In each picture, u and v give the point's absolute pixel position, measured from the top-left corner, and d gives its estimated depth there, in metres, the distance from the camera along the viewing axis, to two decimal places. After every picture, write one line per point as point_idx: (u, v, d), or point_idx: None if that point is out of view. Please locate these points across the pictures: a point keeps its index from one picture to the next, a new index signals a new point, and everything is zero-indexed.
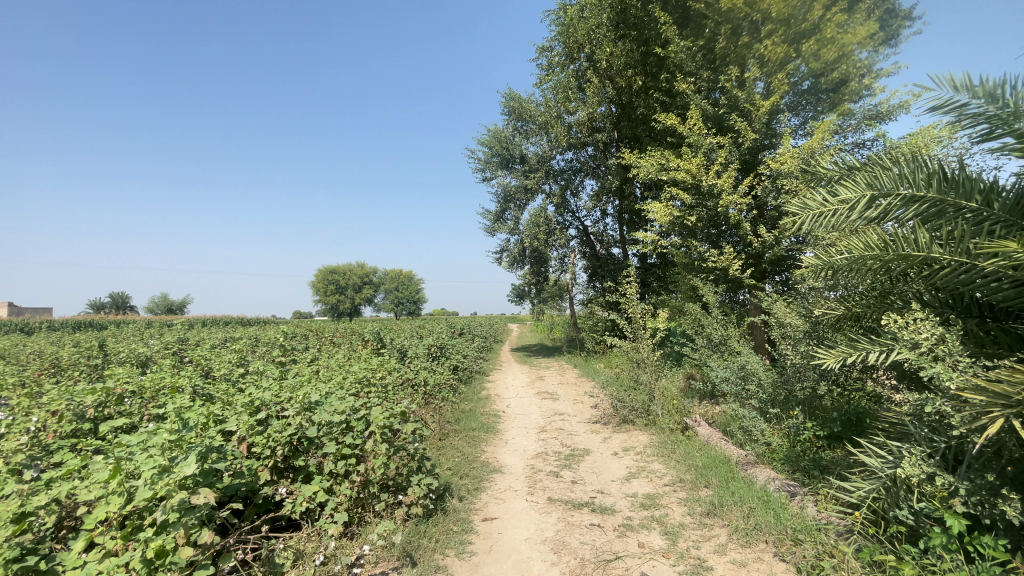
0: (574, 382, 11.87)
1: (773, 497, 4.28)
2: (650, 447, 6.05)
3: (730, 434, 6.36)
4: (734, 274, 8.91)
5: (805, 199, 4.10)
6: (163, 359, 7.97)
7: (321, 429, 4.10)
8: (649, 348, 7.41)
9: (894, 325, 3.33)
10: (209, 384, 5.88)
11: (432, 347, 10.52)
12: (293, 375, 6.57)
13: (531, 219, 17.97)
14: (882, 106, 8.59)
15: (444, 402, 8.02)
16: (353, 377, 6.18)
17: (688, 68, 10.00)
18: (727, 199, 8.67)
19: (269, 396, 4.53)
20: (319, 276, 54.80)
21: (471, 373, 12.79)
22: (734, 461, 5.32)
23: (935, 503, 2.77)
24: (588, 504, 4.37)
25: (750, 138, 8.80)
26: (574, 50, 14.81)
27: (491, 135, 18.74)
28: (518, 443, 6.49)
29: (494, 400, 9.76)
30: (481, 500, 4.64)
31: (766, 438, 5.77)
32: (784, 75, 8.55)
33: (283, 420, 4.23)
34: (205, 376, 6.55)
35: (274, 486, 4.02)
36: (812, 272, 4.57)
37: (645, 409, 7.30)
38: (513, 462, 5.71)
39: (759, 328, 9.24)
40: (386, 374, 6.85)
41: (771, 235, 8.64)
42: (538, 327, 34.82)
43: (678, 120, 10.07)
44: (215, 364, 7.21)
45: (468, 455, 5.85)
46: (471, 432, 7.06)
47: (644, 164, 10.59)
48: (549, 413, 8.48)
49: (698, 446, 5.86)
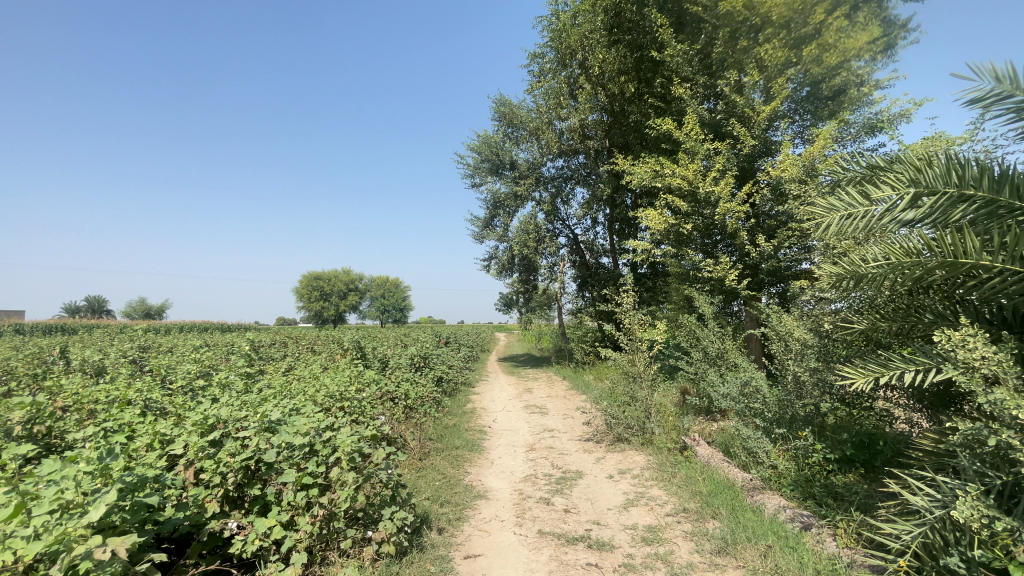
0: (564, 394, 11.39)
1: (787, 532, 3.86)
2: (647, 469, 5.61)
3: (732, 455, 5.95)
4: (732, 285, 8.57)
5: (828, 201, 3.72)
6: (122, 367, 7.35)
7: (281, 452, 3.60)
8: (645, 361, 7.00)
9: (941, 342, 2.95)
10: (165, 397, 5.32)
11: (416, 357, 10.00)
12: (260, 388, 6.03)
13: (521, 226, 17.59)
14: (882, 116, 8.48)
15: (426, 417, 7.50)
16: (325, 391, 5.65)
17: (684, 73, 9.73)
18: (725, 207, 8.35)
19: (225, 414, 4.01)
20: (303, 282, 53.73)
21: (456, 385, 12.24)
22: (739, 486, 4.91)
23: (996, 554, 2.37)
24: (583, 539, 3.90)
25: (749, 144, 8.50)
26: (566, 56, 14.55)
27: (481, 140, 18.38)
28: (505, 464, 6.01)
29: (479, 414, 9.26)
30: (463, 532, 4.15)
31: (772, 462, 5.36)
32: (783, 80, 8.30)
33: (237, 442, 3.72)
34: (163, 387, 5.97)
35: (224, 520, 3.49)
36: (830, 281, 4.21)
37: (640, 427, 6.87)
38: (498, 486, 5.21)
39: (755, 341, 8.95)
40: (363, 387, 6.33)
41: (769, 245, 8.33)
42: (526, 336, 34.38)
43: (674, 125, 9.78)
44: (176, 374, 6.63)
45: (449, 478, 5.34)
46: (454, 450, 6.55)
47: (638, 171, 10.27)
48: (538, 430, 8.01)
49: (699, 468, 5.44)
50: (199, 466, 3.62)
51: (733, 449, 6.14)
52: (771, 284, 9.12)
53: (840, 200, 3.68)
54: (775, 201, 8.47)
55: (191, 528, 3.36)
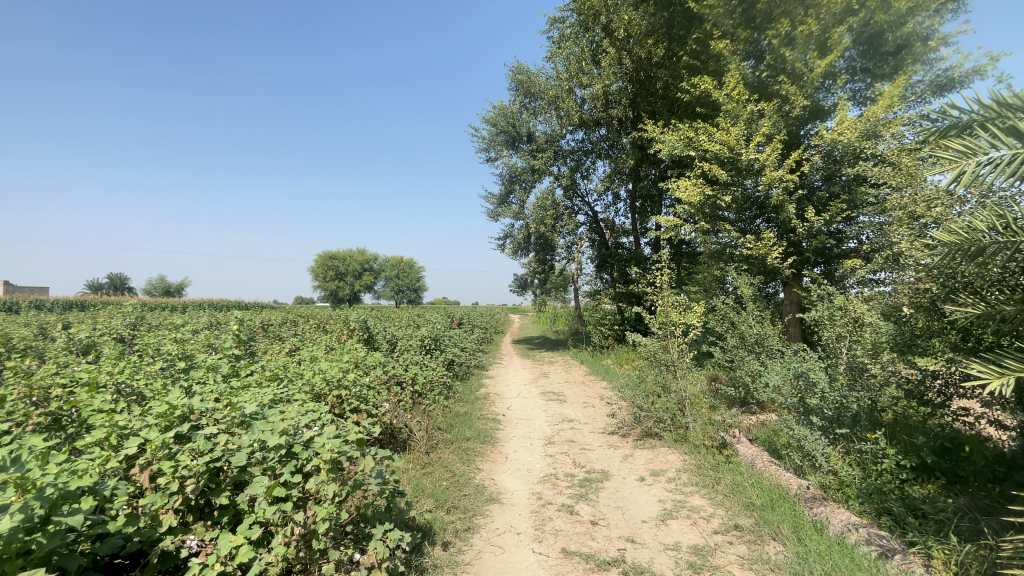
0: (582, 381, 10.66)
1: (866, 561, 3.15)
2: (684, 472, 4.90)
3: (780, 456, 5.22)
4: (774, 264, 7.70)
5: (960, 142, 2.95)
6: (110, 345, 6.86)
7: (254, 452, 2.99)
8: (678, 347, 6.26)
9: None
10: (141, 381, 4.75)
11: (425, 339, 9.38)
12: (251, 370, 5.46)
13: (538, 202, 16.72)
14: (953, 72, 7.57)
15: (435, 404, 6.89)
16: (321, 375, 5.02)
17: (723, 28, 8.69)
18: (770, 176, 7.45)
19: (194, 406, 3.43)
20: (317, 261, 53.61)
21: (468, 369, 11.64)
22: (794, 495, 4.20)
23: None
24: (617, 563, 3.23)
25: (800, 105, 7.51)
26: (589, 19, 13.45)
27: (497, 111, 17.40)
28: (521, 460, 5.37)
29: (492, 401, 8.63)
30: (472, 546, 3.51)
31: (833, 467, 4.58)
32: (843, 30, 7.28)
33: (201, 440, 3.11)
34: (143, 368, 5.40)
35: (184, 535, 2.91)
36: (949, 253, 3.44)
37: (672, 421, 6.16)
38: (514, 488, 4.56)
39: (795, 326, 8.14)
40: (364, 372, 5.71)
41: (819, 220, 7.45)
42: (541, 318, 33.71)
43: (712, 86, 8.80)
44: (162, 353, 6.07)
45: (457, 478, 4.71)
46: (465, 443, 5.92)
47: (669, 138, 9.35)
48: (556, 420, 7.34)
49: (745, 472, 4.73)
50: (157, 469, 3.05)
51: (781, 449, 5.40)
52: (815, 263, 8.24)
53: (975, 140, 2.93)
54: (825, 171, 7.62)
55: (141, 545, 2.80)
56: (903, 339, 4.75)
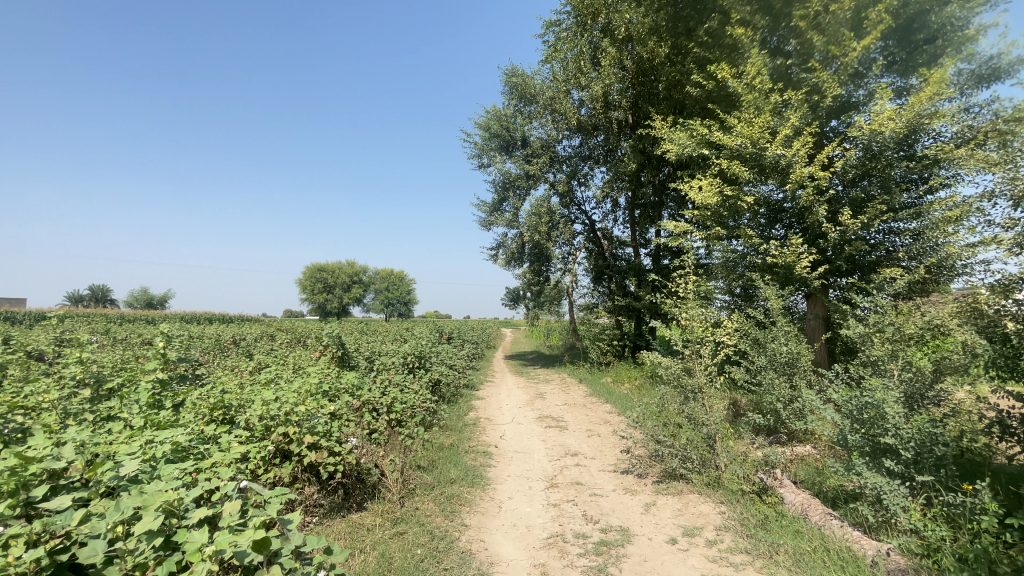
0: (583, 403, 9.63)
1: None
2: (725, 532, 3.88)
3: (838, 508, 4.23)
4: (803, 274, 6.80)
5: None
6: (28, 364, 5.71)
7: (117, 541, 1.95)
8: (705, 369, 5.30)
9: None
10: (29, 417, 3.65)
11: (408, 357, 8.33)
12: (186, 399, 4.39)
13: (532, 210, 15.81)
14: (998, 61, 6.87)
15: (414, 436, 5.82)
16: (269, 408, 3.97)
17: (740, 15, 7.92)
18: (798, 173, 6.60)
19: (58, 462, 2.37)
20: (305, 274, 52.47)
21: (456, 389, 10.56)
22: (877, 567, 3.19)
23: None
24: None
25: (832, 94, 6.73)
26: (588, 19, 12.66)
27: (490, 114, 16.57)
28: (519, 512, 4.33)
29: (483, 428, 7.58)
30: None
31: (915, 528, 3.59)
32: (880, 11, 6.53)
33: (38, 524, 2.00)
34: (44, 395, 4.27)
35: None
36: None
37: (699, 459, 5.16)
38: (511, 557, 3.52)
39: (823, 344, 7.25)
40: (328, 401, 4.67)
41: (856, 223, 6.59)
42: (534, 333, 32.79)
43: (729, 76, 8.01)
44: (80, 374, 4.93)
45: (436, 541, 3.66)
46: (449, 488, 4.87)
47: (679, 135, 8.52)
48: (558, 453, 6.30)
49: (802, 530, 3.74)
50: None
51: (836, 498, 4.41)
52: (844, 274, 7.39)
53: None
54: (860, 169, 6.79)
55: None
56: (1000, 363, 4.05)
